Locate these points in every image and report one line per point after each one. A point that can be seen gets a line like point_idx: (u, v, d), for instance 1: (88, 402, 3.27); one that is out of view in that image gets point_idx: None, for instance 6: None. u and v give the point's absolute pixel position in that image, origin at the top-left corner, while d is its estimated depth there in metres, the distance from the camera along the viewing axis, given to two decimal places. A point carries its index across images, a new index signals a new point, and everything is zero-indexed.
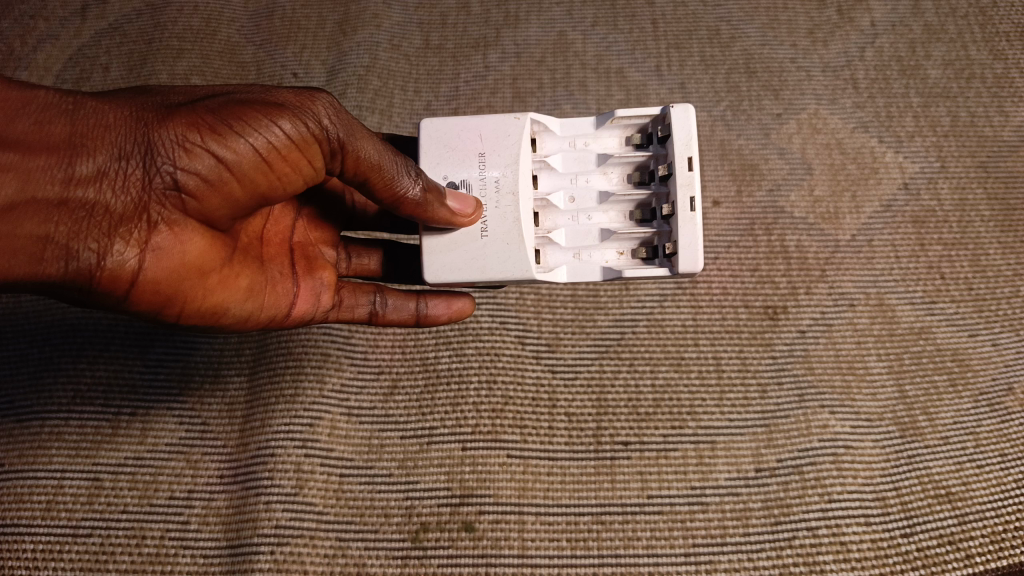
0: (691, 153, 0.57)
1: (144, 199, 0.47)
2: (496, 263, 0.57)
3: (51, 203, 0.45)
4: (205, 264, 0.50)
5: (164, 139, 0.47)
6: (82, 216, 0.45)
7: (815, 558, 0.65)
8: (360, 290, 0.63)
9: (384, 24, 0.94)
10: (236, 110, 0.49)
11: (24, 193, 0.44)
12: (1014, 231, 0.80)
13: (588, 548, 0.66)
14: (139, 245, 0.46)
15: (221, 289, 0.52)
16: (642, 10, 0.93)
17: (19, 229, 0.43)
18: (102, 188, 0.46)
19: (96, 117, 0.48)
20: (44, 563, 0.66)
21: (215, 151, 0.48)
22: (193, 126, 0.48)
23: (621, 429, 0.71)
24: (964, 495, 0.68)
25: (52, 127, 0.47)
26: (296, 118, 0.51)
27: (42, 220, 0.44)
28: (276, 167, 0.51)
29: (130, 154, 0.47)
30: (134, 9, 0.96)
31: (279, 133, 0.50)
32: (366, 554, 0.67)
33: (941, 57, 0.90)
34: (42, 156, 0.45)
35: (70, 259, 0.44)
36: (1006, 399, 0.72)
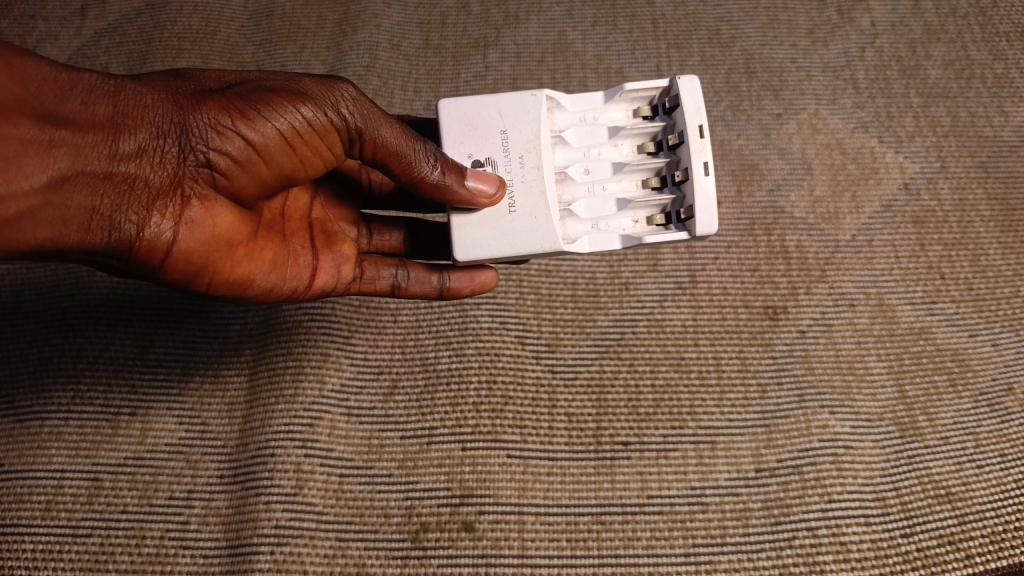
0: (701, 120, 0.57)
1: (179, 175, 0.49)
2: (526, 237, 0.57)
3: (97, 177, 0.46)
4: (235, 238, 0.52)
5: (199, 120, 0.49)
6: (125, 190, 0.47)
7: (815, 558, 0.65)
8: (382, 262, 0.63)
9: (384, 24, 0.94)
10: (264, 96, 0.51)
11: (75, 167, 0.45)
12: (1014, 231, 0.80)
13: (588, 548, 0.66)
14: (175, 217, 0.48)
15: (249, 262, 0.53)
16: (642, 10, 0.93)
17: (68, 200, 0.45)
18: (142, 164, 0.48)
19: (133, 95, 0.49)
20: (44, 562, 0.66)
21: (246, 132, 0.50)
22: (226, 108, 0.50)
23: (621, 429, 0.71)
24: (964, 495, 0.68)
25: (93, 105, 0.47)
26: (322, 103, 0.53)
27: (89, 193, 0.46)
28: (302, 147, 0.53)
29: (167, 132, 0.48)
30: (134, 8, 0.96)
31: (306, 116, 0.52)
32: (366, 554, 0.66)
33: (941, 57, 0.90)
34: (88, 133, 0.46)
35: (113, 229, 0.46)
36: (1006, 399, 0.72)
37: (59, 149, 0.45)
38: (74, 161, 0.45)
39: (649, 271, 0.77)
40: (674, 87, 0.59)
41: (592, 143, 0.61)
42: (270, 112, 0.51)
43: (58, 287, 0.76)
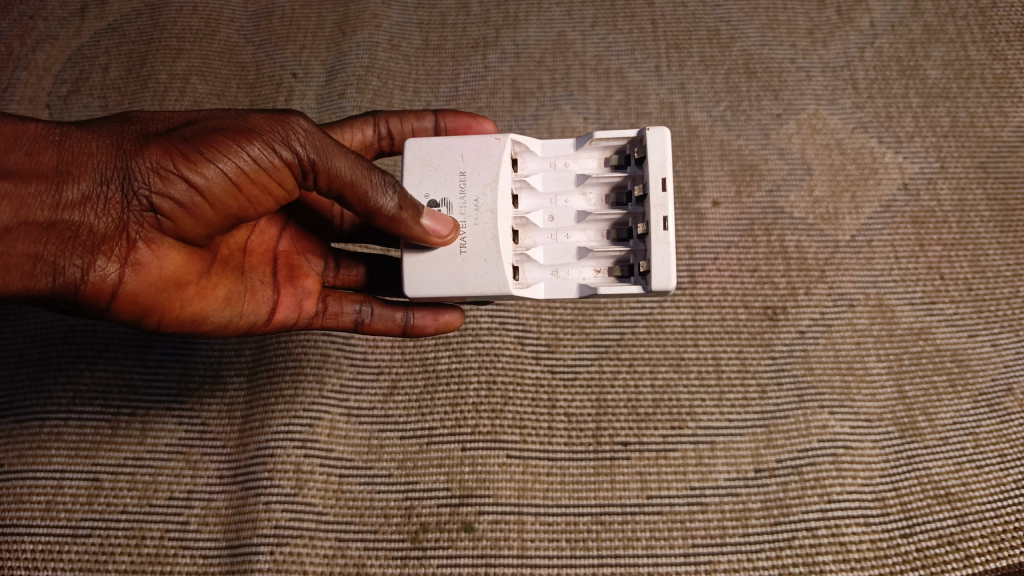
0: (665, 174, 0.57)
1: (124, 220, 0.48)
2: (474, 278, 0.56)
3: (37, 226, 0.46)
4: (184, 278, 0.52)
5: (142, 163, 0.49)
6: (68, 236, 0.47)
7: (815, 559, 0.65)
8: (346, 297, 0.64)
9: (384, 24, 0.94)
10: (207, 137, 0.50)
11: (19, 218, 0.46)
12: (1014, 232, 0.80)
13: (588, 547, 0.66)
14: (119, 262, 0.48)
15: (200, 299, 0.54)
16: (642, 10, 0.93)
17: (8, 249, 0.45)
18: (86, 210, 0.48)
19: (81, 144, 0.49)
20: (45, 563, 0.66)
21: (191, 175, 0.49)
22: (170, 151, 0.49)
23: (621, 429, 0.71)
24: (963, 495, 0.68)
25: (41, 156, 0.48)
26: (269, 141, 0.52)
27: (31, 240, 0.46)
28: (254, 187, 0.52)
29: (111, 178, 0.48)
30: (134, 8, 0.96)
31: (252, 155, 0.51)
32: (366, 554, 0.66)
33: (941, 57, 0.90)
34: (32, 183, 0.47)
35: (56, 277, 0.47)
36: (1006, 399, 0.72)
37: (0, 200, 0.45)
38: (16, 210, 0.46)
39: None
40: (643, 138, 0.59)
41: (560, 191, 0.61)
42: (214, 154, 0.50)
43: None
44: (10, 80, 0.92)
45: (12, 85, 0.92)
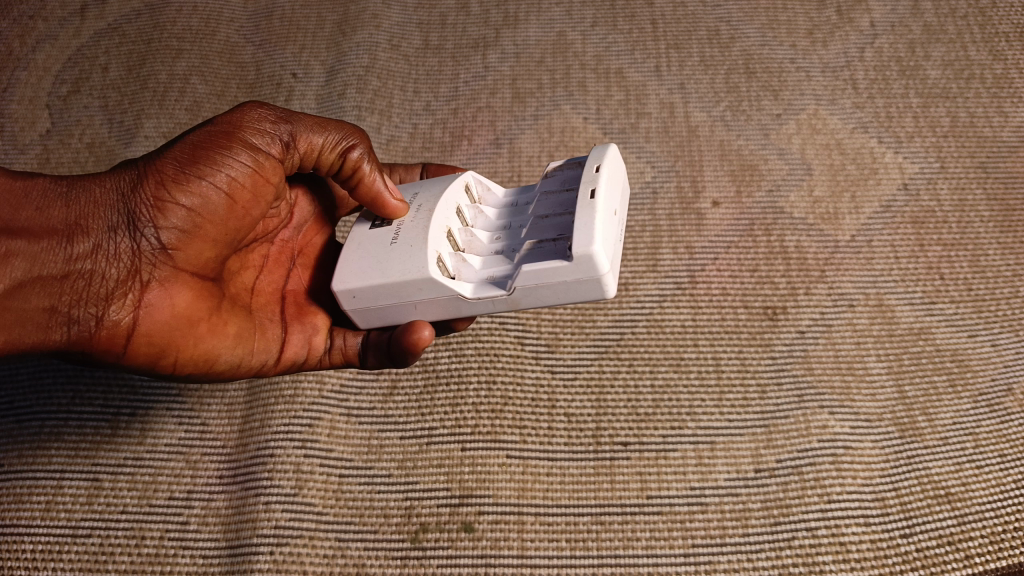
0: (600, 161, 0.56)
1: (135, 262, 0.51)
2: (397, 266, 0.56)
3: (50, 277, 0.49)
4: (195, 312, 0.53)
5: (142, 199, 0.52)
6: (78, 282, 0.50)
7: (815, 558, 0.64)
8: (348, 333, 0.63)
9: (384, 24, 0.94)
10: (193, 158, 0.53)
11: (32, 273, 0.49)
12: (1014, 232, 0.80)
13: (588, 548, 0.66)
14: (128, 299, 0.50)
15: (212, 337, 0.54)
16: (641, 11, 0.94)
17: (23, 303, 0.48)
18: (95, 254, 0.51)
19: (86, 194, 0.53)
20: (44, 563, 0.65)
21: (187, 196, 0.53)
22: (163, 179, 0.52)
23: (621, 429, 0.71)
24: (964, 495, 0.67)
25: (50, 211, 0.52)
26: (249, 145, 0.55)
27: (47, 293, 0.49)
28: (247, 192, 0.55)
29: (117, 224, 0.51)
30: (134, 9, 0.96)
31: (240, 162, 0.54)
32: (365, 554, 0.66)
33: (940, 57, 0.90)
34: (44, 238, 0.50)
35: (70, 323, 0.49)
36: (1006, 399, 0.72)
37: (12, 259, 0.48)
38: (30, 264, 0.49)
39: (649, 271, 0.78)
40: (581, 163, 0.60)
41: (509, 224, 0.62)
42: (203, 170, 0.53)
43: None
44: (9, 80, 0.92)
45: (12, 85, 0.92)
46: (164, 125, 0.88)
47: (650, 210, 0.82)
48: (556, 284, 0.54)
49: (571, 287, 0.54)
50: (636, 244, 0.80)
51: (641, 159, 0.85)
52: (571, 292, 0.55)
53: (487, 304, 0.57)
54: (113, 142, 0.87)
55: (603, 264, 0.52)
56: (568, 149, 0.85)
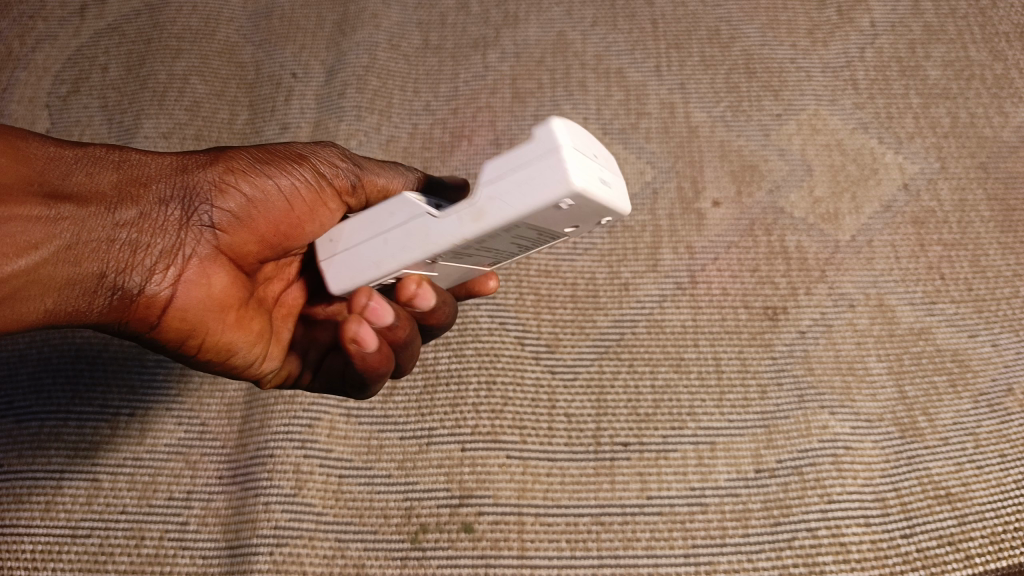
0: None
1: (182, 240, 0.51)
2: None
3: (101, 244, 0.48)
4: (230, 302, 0.53)
5: (203, 183, 0.52)
6: (127, 253, 0.49)
7: (815, 559, 0.64)
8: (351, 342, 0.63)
9: (384, 24, 0.94)
10: (261, 159, 0.54)
11: (78, 236, 0.47)
12: (1014, 232, 0.80)
13: (588, 548, 0.66)
14: (173, 279, 0.50)
15: (238, 330, 0.54)
16: (641, 11, 0.94)
17: (73, 265, 0.47)
18: (146, 228, 0.50)
19: (142, 167, 0.52)
20: (45, 563, 0.65)
21: (247, 189, 0.53)
22: (229, 169, 0.53)
23: (621, 429, 0.71)
24: (964, 496, 0.67)
25: (102, 178, 0.50)
26: (319, 158, 0.56)
27: (93, 259, 0.47)
28: (306, 203, 0.55)
29: (172, 200, 0.51)
30: (134, 9, 0.96)
31: (307, 172, 0.55)
32: (365, 554, 0.66)
33: (940, 57, 0.90)
34: (93, 203, 0.48)
35: (115, 294, 0.48)
36: (1007, 399, 0.71)
37: (66, 220, 0.47)
38: (82, 229, 0.47)
39: (649, 271, 0.78)
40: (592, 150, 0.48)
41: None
42: (270, 170, 0.54)
43: None
44: (9, 80, 0.92)
45: (12, 85, 0.92)
46: (164, 125, 0.87)
47: (650, 210, 0.81)
48: (515, 173, 0.40)
49: (530, 178, 0.40)
50: (636, 243, 0.80)
51: (641, 159, 0.84)
52: (535, 188, 0.40)
53: (451, 223, 0.44)
54: (113, 142, 0.87)
55: (565, 130, 0.39)
56: None
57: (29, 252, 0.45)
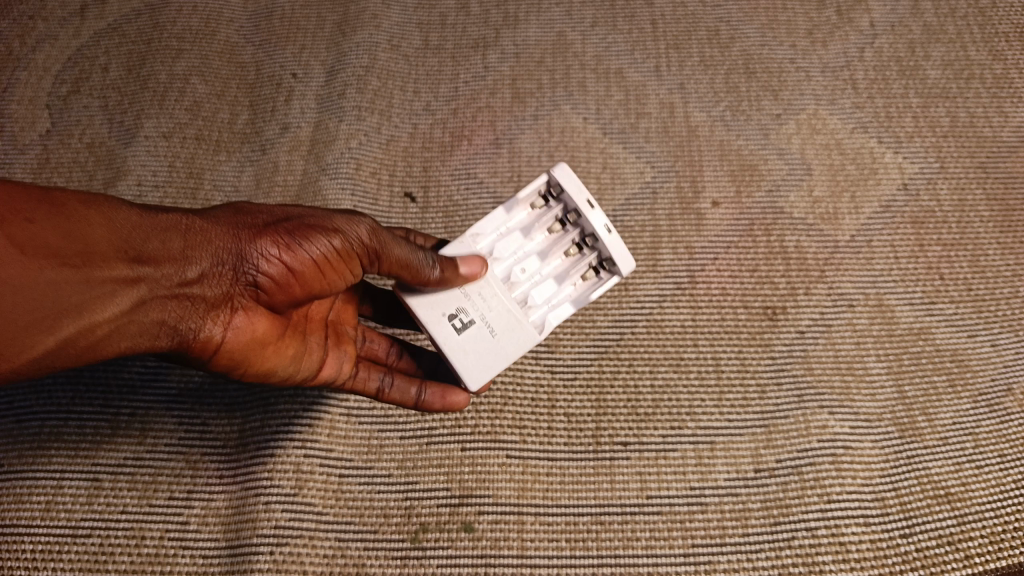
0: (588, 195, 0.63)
1: (230, 292, 0.56)
2: (513, 343, 0.62)
3: (168, 299, 0.54)
4: (268, 339, 0.59)
5: (252, 250, 0.56)
6: (187, 305, 0.54)
7: (815, 558, 0.64)
8: (376, 338, 0.71)
9: (384, 24, 0.94)
10: (302, 232, 0.57)
11: (147, 293, 0.52)
12: (1014, 232, 0.80)
13: (588, 548, 0.66)
14: (224, 325, 0.56)
15: (274, 359, 0.60)
16: (641, 11, 0.94)
17: (145, 317, 0.53)
18: (207, 283, 0.55)
19: (199, 229, 0.56)
20: (44, 563, 0.65)
21: (286, 258, 0.57)
22: (275, 234, 0.57)
23: (620, 429, 0.71)
24: (964, 496, 0.67)
25: (166, 240, 0.54)
26: (351, 234, 0.59)
27: (160, 310, 0.53)
28: (334, 269, 0.59)
29: (225, 262, 0.55)
30: (134, 9, 0.96)
31: (338, 245, 0.58)
32: (365, 554, 0.66)
33: (940, 57, 0.90)
34: (158, 264, 0.53)
35: (175, 336, 0.55)
36: (1006, 399, 0.72)
37: (141, 281, 0.52)
38: (153, 288, 0.53)
39: (649, 271, 0.78)
40: (550, 178, 0.65)
41: (521, 254, 0.65)
42: (307, 240, 0.57)
43: None
44: (9, 80, 0.92)
45: (12, 85, 0.92)
46: (164, 125, 0.88)
47: (650, 210, 0.82)
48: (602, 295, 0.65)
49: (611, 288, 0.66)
50: (636, 243, 0.80)
51: (641, 159, 0.85)
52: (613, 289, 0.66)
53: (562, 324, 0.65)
54: (114, 143, 0.87)
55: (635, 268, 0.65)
56: (568, 149, 0.85)
57: (111, 310, 0.51)
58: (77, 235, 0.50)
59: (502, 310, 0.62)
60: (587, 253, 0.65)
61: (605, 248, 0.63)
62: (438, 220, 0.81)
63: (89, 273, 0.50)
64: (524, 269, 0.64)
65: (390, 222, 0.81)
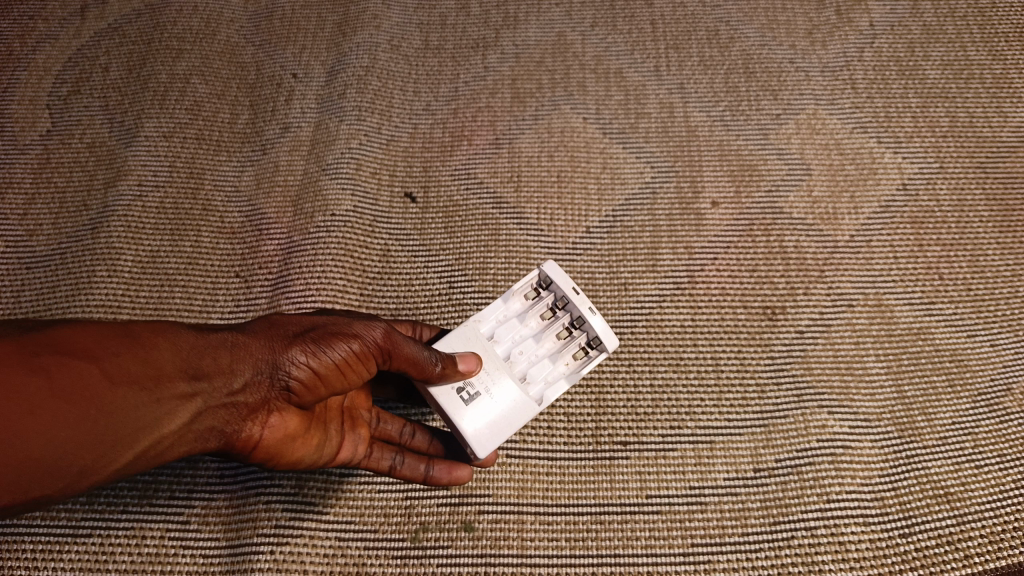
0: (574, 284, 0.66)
1: (268, 398, 0.55)
2: (514, 416, 0.62)
3: (218, 408, 0.53)
4: (301, 435, 0.58)
5: (291, 360, 0.55)
6: (233, 412, 0.54)
7: (814, 558, 0.64)
8: (389, 416, 0.68)
9: (384, 24, 0.95)
10: (333, 340, 0.57)
11: (198, 408, 0.52)
12: (1013, 232, 0.80)
13: (588, 547, 0.66)
14: (262, 427, 0.55)
15: (307, 452, 0.59)
16: (641, 11, 0.94)
17: (196, 427, 0.52)
18: (250, 390, 0.54)
19: (241, 342, 0.55)
20: (44, 563, 0.65)
21: (316, 365, 0.56)
22: (305, 342, 0.56)
23: (620, 428, 0.71)
24: (963, 495, 0.67)
25: (213, 355, 0.54)
26: (372, 338, 0.58)
27: (211, 421, 0.53)
28: (356, 372, 0.58)
29: (264, 372, 0.55)
30: (134, 9, 0.96)
31: (358, 349, 0.57)
32: (366, 554, 0.66)
33: (939, 57, 0.90)
34: (207, 378, 0.52)
35: (221, 442, 0.54)
36: (1006, 399, 0.72)
37: (196, 394, 0.52)
38: (206, 400, 0.52)
39: (649, 271, 0.78)
40: (539, 271, 0.68)
41: (518, 336, 0.66)
42: (331, 346, 0.56)
43: (58, 290, 0.77)
44: (9, 80, 0.93)
45: (12, 85, 0.92)
46: (165, 125, 0.88)
47: (650, 210, 0.82)
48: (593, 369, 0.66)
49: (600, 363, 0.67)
50: (636, 243, 0.80)
51: (641, 159, 0.85)
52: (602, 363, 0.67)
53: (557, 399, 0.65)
54: (114, 143, 0.87)
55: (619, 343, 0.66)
56: (569, 149, 0.85)
57: (171, 426, 0.50)
58: (143, 355, 0.50)
59: (505, 383, 0.63)
60: (577, 335, 0.66)
61: (591, 329, 0.65)
62: (438, 220, 0.81)
63: (155, 395, 0.50)
64: (522, 350, 0.65)
65: (390, 222, 0.81)
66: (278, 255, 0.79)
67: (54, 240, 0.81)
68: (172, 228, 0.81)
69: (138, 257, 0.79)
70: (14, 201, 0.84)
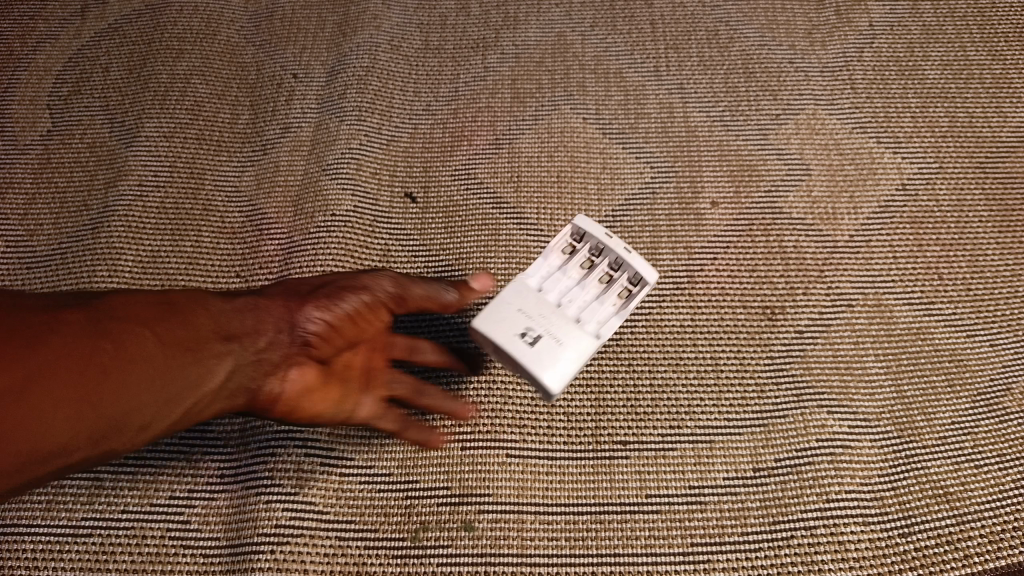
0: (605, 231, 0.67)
1: (290, 353, 0.61)
2: (577, 349, 0.61)
3: (247, 364, 0.59)
4: (324, 390, 0.62)
5: (306, 312, 0.62)
6: (263, 369, 0.59)
7: (814, 558, 0.65)
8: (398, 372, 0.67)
9: (384, 25, 0.95)
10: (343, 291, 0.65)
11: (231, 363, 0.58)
12: (1013, 232, 0.80)
13: (587, 547, 0.66)
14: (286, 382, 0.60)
15: (333, 409, 0.62)
16: (641, 12, 0.95)
17: (231, 385, 0.58)
18: (273, 346, 0.60)
19: (262, 305, 0.62)
20: (44, 563, 0.65)
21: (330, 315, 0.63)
22: (317, 300, 0.63)
23: (620, 428, 0.71)
24: (962, 495, 0.68)
25: (238, 318, 0.60)
26: (379, 285, 0.67)
27: (244, 376, 0.59)
28: (367, 322, 0.65)
29: (283, 325, 0.61)
30: (134, 9, 0.97)
31: (367, 298, 0.65)
32: (366, 553, 0.66)
33: (939, 58, 0.91)
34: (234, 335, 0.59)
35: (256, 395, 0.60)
36: (1005, 399, 0.72)
37: (227, 352, 0.58)
38: (235, 357, 0.58)
39: None
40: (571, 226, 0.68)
41: (565, 286, 0.66)
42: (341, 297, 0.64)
43: (58, 291, 0.77)
44: (10, 80, 0.93)
45: (13, 85, 0.92)
46: (165, 125, 0.88)
47: (650, 210, 0.82)
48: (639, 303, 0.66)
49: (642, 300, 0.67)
50: (635, 243, 0.80)
51: (641, 159, 0.85)
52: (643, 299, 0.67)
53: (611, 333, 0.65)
54: (114, 143, 0.87)
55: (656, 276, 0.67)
56: (569, 149, 0.86)
57: (207, 383, 0.57)
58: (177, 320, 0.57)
59: (570, 328, 0.62)
60: (620, 275, 0.66)
61: (632, 265, 0.65)
62: (438, 220, 0.82)
63: (193, 355, 0.56)
64: (572, 296, 0.65)
65: (390, 222, 0.81)
66: (278, 255, 0.79)
67: (54, 240, 0.81)
68: (172, 228, 0.81)
69: (138, 258, 0.79)
70: (14, 201, 0.84)
